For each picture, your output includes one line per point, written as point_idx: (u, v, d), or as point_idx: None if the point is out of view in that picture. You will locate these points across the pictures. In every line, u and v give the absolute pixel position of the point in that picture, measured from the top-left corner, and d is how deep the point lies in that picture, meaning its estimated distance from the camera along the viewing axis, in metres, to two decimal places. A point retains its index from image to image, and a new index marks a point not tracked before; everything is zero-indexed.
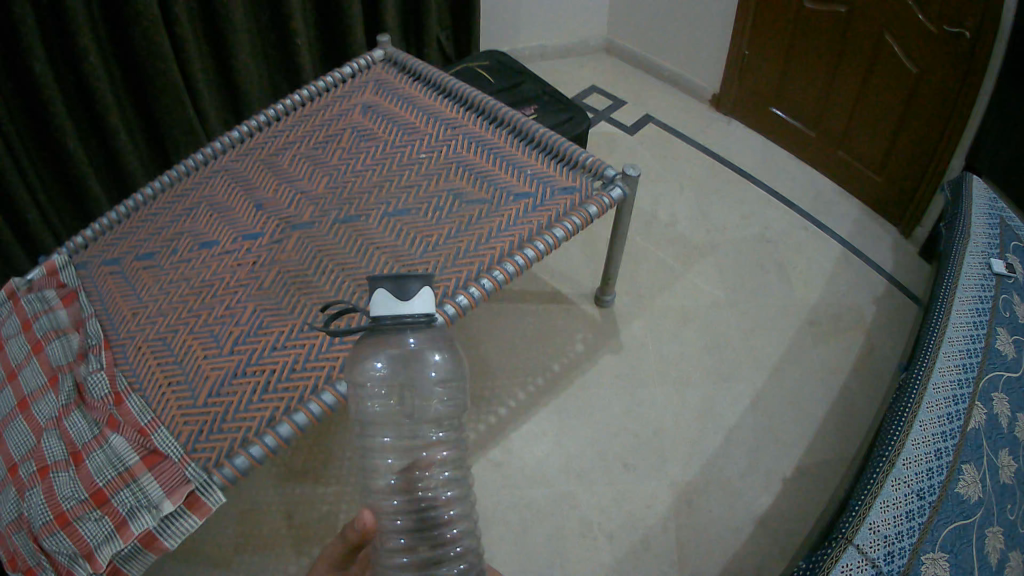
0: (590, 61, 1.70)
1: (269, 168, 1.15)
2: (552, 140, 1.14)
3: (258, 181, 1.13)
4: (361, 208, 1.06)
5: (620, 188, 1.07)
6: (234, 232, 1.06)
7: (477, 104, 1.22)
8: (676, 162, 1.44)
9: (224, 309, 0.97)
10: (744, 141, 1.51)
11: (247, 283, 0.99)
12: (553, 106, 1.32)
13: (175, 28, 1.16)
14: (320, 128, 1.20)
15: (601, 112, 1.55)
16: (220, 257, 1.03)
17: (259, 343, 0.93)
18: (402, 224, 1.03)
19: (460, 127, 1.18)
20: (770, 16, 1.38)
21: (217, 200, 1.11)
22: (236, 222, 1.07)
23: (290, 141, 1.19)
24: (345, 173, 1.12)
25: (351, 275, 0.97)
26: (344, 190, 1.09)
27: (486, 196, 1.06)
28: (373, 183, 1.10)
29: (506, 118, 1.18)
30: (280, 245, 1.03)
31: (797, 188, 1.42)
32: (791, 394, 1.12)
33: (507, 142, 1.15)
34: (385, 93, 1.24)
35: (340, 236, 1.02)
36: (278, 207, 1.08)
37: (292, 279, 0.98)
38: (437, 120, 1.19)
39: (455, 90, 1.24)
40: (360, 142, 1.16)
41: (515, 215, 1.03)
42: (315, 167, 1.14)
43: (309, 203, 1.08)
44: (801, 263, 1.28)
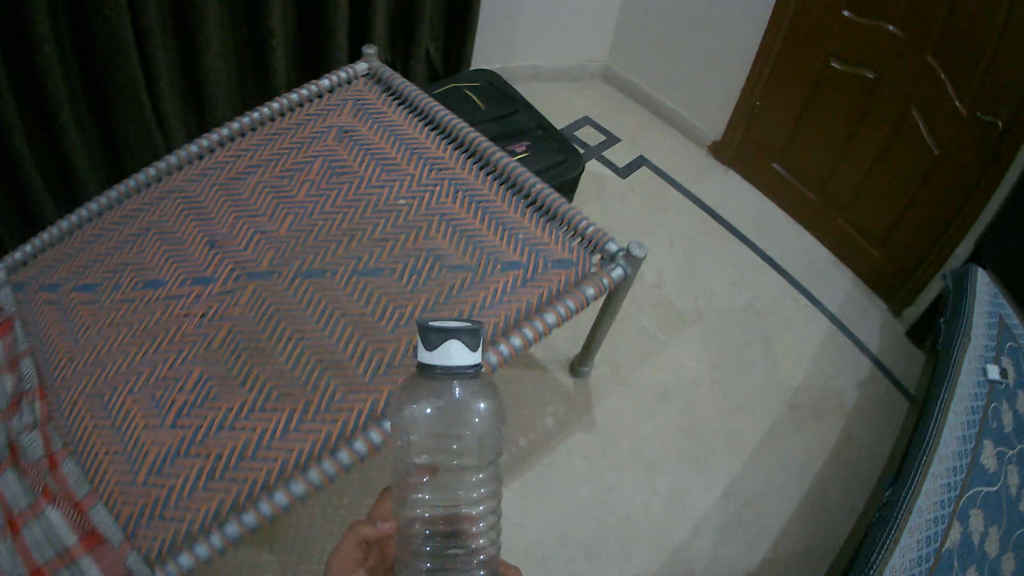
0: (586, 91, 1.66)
1: (231, 191, 1.02)
2: (550, 199, 1.04)
3: (213, 210, 0.99)
4: (328, 261, 0.94)
5: (622, 268, 0.97)
6: (182, 272, 0.93)
7: (467, 144, 1.11)
8: (666, 215, 1.41)
9: (165, 370, 0.87)
10: (737, 194, 1.48)
11: (195, 339, 0.88)
12: (545, 143, 1.25)
13: (140, 15, 1.01)
14: (289, 151, 1.07)
15: (592, 147, 1.50)
16: (165, 303, 0.91)
17: (204, 420, 0.83)
18: (373, 286, 0.92)
19: (445, 170, 1.07)
20: (791, 68, 1.32)
21: (168, 228, 0.98)
22: (187, 258, 0.95)
23: (256, 163, 1.06)
24: (310, 213, 0.99)
25: (314, 349, 0.87)
26: (310, 235, 0.97)
27: (470, 260, 0.95)
28: (341, 232, 0.98)
29: (500, 167, 1.08)
30: (231, 295, 0.91)
31: (791, 253, 1.40)
32: (765, 485, 1.08)
33: (499, 195, 1.04)
34: (367, 118, 1.12)
35: (299, 296, 0.91)
36: (232, 249, 0.95)
37: (245, 343, 0.87)
38: (420, 158, 1.08)
39: (445, 126, 1.13)
40: (332, 177, 1.04)
41: (502, 289, 0.92)
42: (277, 201, 1.00)
43: (271, 246, 0.95)
44: (787, 341, 1.25)
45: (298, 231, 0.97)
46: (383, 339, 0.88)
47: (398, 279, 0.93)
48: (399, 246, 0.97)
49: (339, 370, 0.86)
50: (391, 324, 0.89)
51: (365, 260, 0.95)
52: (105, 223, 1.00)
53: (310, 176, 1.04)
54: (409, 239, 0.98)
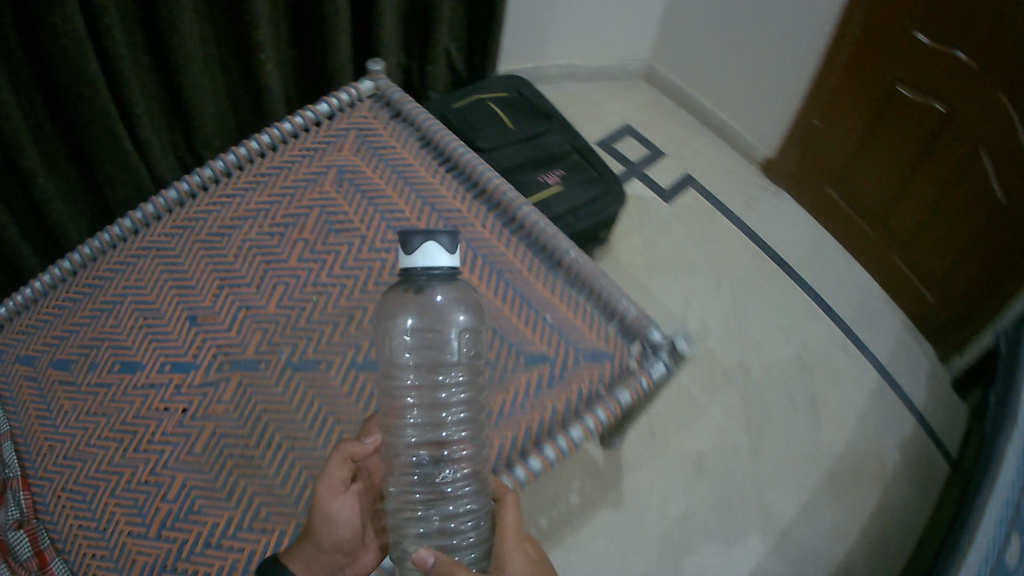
0: (636, 109, 1.72)
1: (215, 253, 0.92)
2: (585, 270, 0.90)
3: (197, 278, 0.90)
4: (322, 348, 0.84)
5: (663, 364, 0.84)
6: (160, 355, 0.85)
7: (490, 192, 0.98)
8: (714, 244, 1.43)
9: (145, 475, 0.80)
10: (785, 216, 1.50)
11: (175, 439, 0.82)
12: (578, 172, 1.17)
13: (106, 43, 0.91)
14: (279, 201, 0.96)
15: (636, 164, 1.58)
16: (145, 393, 0.84)
17: (191, 532, 0.76)
18: (371, 382, 0.82)
19: (464, 227, 0.93)
20: (853, 88, 1.28)
21: (147, 297, 0.90)
22: (168, 338, 0.86)
23: (242, 213, 0.95)
24: (304, 284, 0.88)
25: (305, 459, 0.79)
26: (299, 316, 0.86)
27: (485, 351, 0.84)
28: (340, 309, 0.86)
29: (530, 228, 0.94)
30: (213, 388, 0.83)
31: (843, 291, 1.39)
32: (794, 566, 1.04)
33: (528, 265, 0.91)
34: (375, 158, 1.00)
35: (289, 394, 0.82)
36: (215, 328, 0.86)
37: (229, 449, 0.80)
38: (431, 209, 0.95)
39: (470, 172, 1.00)
40: (332, 237, 0.92)
41: (523, 392, 0.81)
42: (265, 265, 0.90)
43: (259, 327, 0.86)
44: (831, 399, 1.23)
45: (290, 307, 0.87)
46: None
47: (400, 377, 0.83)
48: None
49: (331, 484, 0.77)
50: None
51: (364, 349, 0.84)
52: (78, 286, 0.93)
53: (308, 238, 0.92)
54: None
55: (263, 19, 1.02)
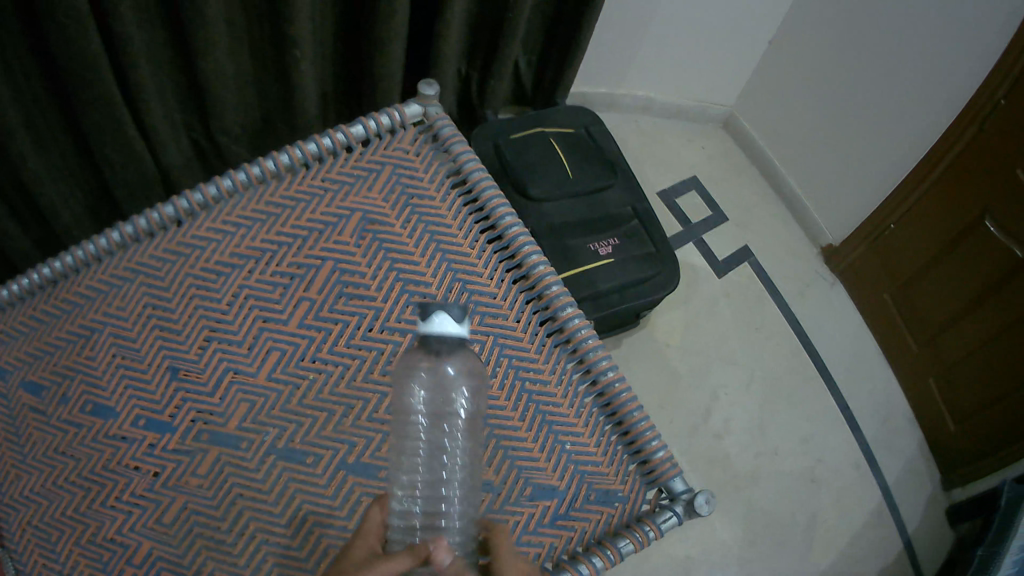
0: (707, 162, 1.96)
1: (208, 300, 0.86)
2: (620, 397, 0.88)
3: (186, 329, 0.84)
4: (310, 440, 0.79)
5: (676, 518, 0.85)
6: (135, 407, 0.81)
7: (533, 278, 0.92)
8: (762, 334, 1.72)
9: (111, 532, 0.77)
10: (827, 302, 1.79)
11: (140, 504, 0.77)
12: (637, 241, 1.26)
13: (111, 22, 0.84)
14: (289, 242, 0.89)
15: (697, 225, 1.85)
16: (116, 445, 0.80)
17: None
18: (362, 490, 0.78)
19: (495, 320, 0.88)
20: (941, 224, 1.48)
21: (129, 336, 0.85)
22: (147, 387, 0.82)
23: (245, 251, 0.89)
24: (303, 356, 0.83)
25: (277, 557, 0.75)
26: (294, 393, 0.81)
27: (489, 473, 0.81)
28: (338, 396, 0.81)
29: (570, 335, 0.90)
30: (188, 457, 0.79)
31: (868, 395, 1.67)
32: None
33: (559, 378, 0.88)
34: (414, 217, 0.92)
35: (269, 482, 0.78)
36: (198, 390, 0.81)
37: (199, 528, 0.76)
38: (461, 286, 0.89)
39: (518, 253, 0.93)
40: (344, 304, 0.86)
41: (524, 525, 0.80)
42: (262, 322, 0.84)
43: (244, 400, 0.81)
44: (831, 519, 1.53)
45: (286, 382, 0.82)
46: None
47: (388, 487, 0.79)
48: (402, 440, 0.81)
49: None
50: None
51: (358, 449, 0.80)
52: (57, 301, 0.89)
53: (319, 301, 0.86)
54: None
55: (304, 15, 0.95)
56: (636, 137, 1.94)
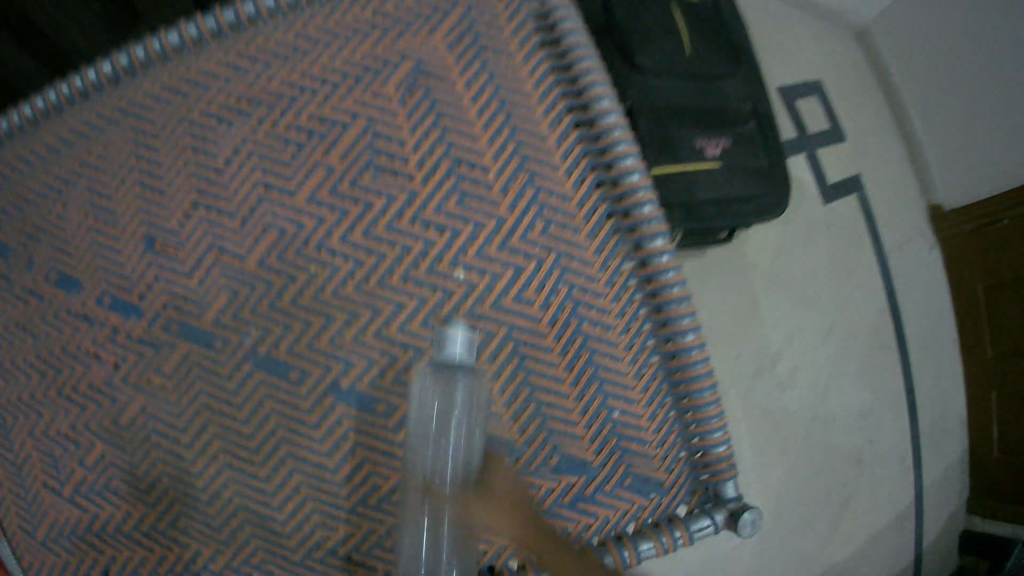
0: (836, 67, 1.65)
1: (204, 154, 0.65)
2: (696, 369, 0.70)
3: (175, 191, 0.65)
4: (303, 351, 0.62)
5: (714, 528, 0.70)
6: (104, 280, 0.66)
7: (620, 186, 0.69)
8: (850, 285, 1.53)
9: (65, 426, 0.67)
10: (920, 267, 1.61)
11: (99, 399, 0.66)
12: (752, 146, 1.12)
13: None
14: (310, 89, 0.66)
15: (812, 137, 1.57)
16: (77, 324, 0.67)
17: (105, 509, 0.66)
18: (353, 428, 0.61)
19: (562, 231, 0.67)
20: None
21: (105, 185, 0.68)
22: (115, 255, 0.66)
23: (258, 94, 0.66)
24: (307, 241, 0.62)
25: (239, 486, 0.62)
26: (295, 289, 0.62)
27: (514, 431, 0.65)
28: (344, 302, 0.62)
29: (653, 275, 0.70)
30: (152, 350, 0.64)
31: (933, 381, 1.57)
32: None
33: (626, 325, 0.69)
34: (484, 76, 0.68)
35: (240, 398, 0.62)
36: (172, 269, 0.64)
37: (157, 437, 0.64)
38: (528, 177, 0.67)
39: (609, 153, 0.69)
40: (365, 180, 0.63)
41: (538, 502, 0.65)
42: (265, 190, 0.63)
43: (226, 289, 0.63)
44: (858, 508, 1.45)
45: (279, 274, 0.62)
46: (334, 515, 0.62)
47: (385, 425, 0.62)
48: (411, 368, 0.62)
49: (261, 525, 0.62)
50: (354, 498, 0.62)
51: (355, 372, 0.62)
52: (37, 145, 0.74)
53: (340, 170, 0.64)
54: (424, 365, 0.63)
55: None
56: (758, 21, 1.59)
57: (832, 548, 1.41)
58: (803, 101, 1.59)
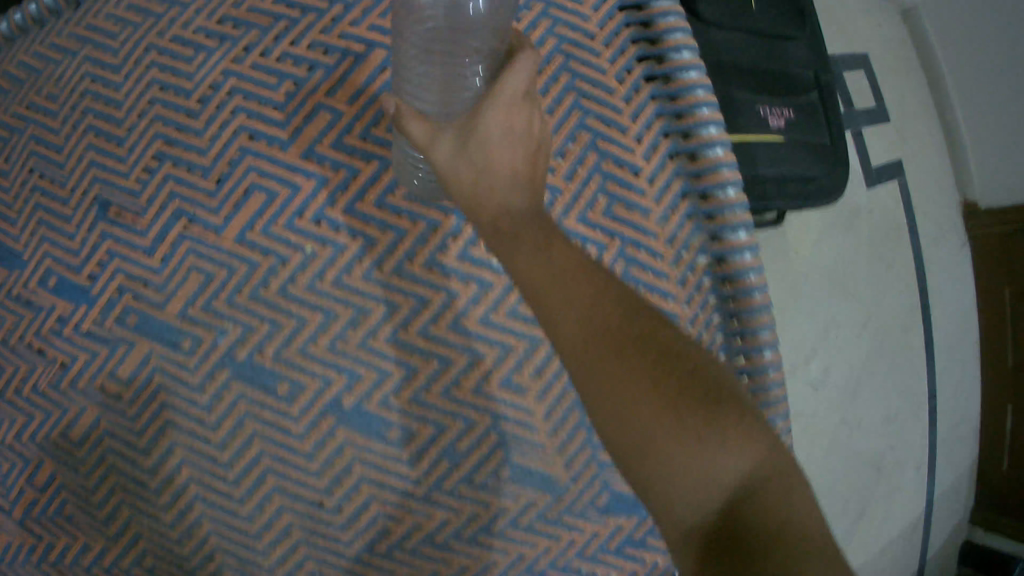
0: (881, 32, 1.32)
1: (175, 92, 0.50)
2: (771, 392, 0.62)
3: (133, 140, 0.50)
4: (292, 356, 0.47)
5: None
6: (48, 255, 0.51)
7: (700, 159, 0.60)
8: (885, 274, 1.25)
9: (8, 438, 0.52)
10: (952, 257, 1.33)
11: (40, 409, 0.51)
12: (812, 119, 0.96)
13: None
14: (315, 13, 0.51)
15: (856, 113, 1.26)
16: (20, 312, 0.52)
17: (63, 539, 0.52)
18: (358, 457, 0.47)
19: (628, 212, 0.56)
20: None
21: (51, 134, 0.53)
22: (64, 223, 0.51)
23: (246, 17, 0.51)
24: (301, 211, 0.47)
25: (217, 524, 0.48)
26: (281, 271, 0.47)
27: (558, 466, 0.51)
28: (346, 292, 0.47)
29: (732, 275, 0.60)
30: (107, 349, 0.49)
31: (955, 390, 1.33)
32: None
33: (699, 332, 0.59)
34: (538, 11, 0.57)
35: (215, 415, 0.47)
36: (128, 241, 0.49)
37: (114, 457, 0.49)
38: (589, 139, 0.56)
39: (688, 117, 0.60)
40: (381, 132, 0.49)
41: (580, 548, 0.52)
42: (249, 142, 0.48)
43: (196, 269, 0.47)
44: (873, 528, 1.23)
45: (265, 252, 0.47)
46: (332, 564, 0.49)
47: (398, 456, 0.48)
48: (436, 383, 0.48)
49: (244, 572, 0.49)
50: (359, 543, 0.48)
51: (363, 387, 0.47)
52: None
53: (349, 115, 0.49)
54: (451, 381, 0.48)
55: None
56: None
57: (846, 560, 1.18)
58: (847, 72, 1.28)
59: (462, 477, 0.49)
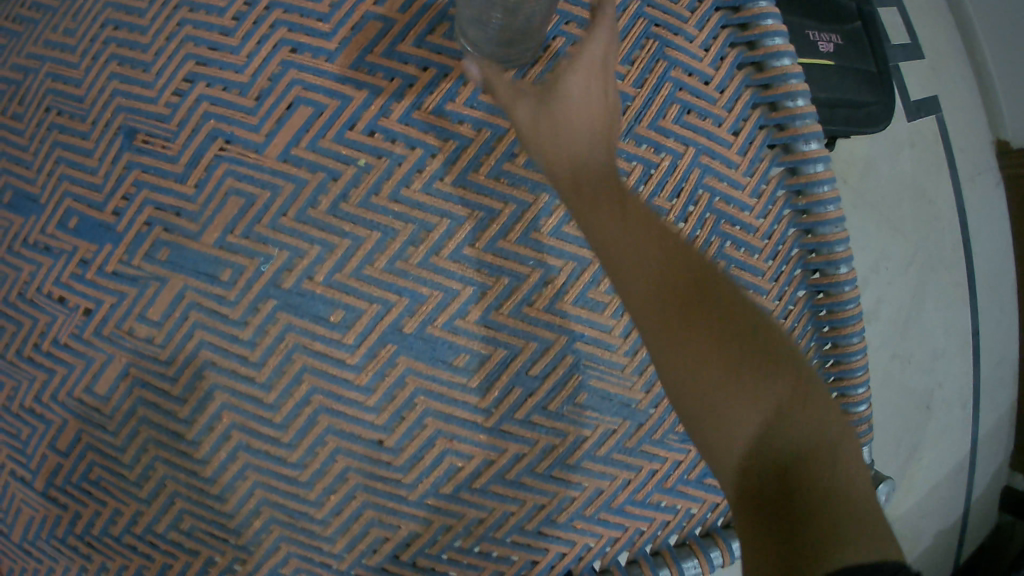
0: None
1: (206, 8, 0.47)
2: (847, 311, 0.59)
3: (160, 61, 0.47)
4: (347, 282, 0.43)
5: None
6: (67, 192, 0.47)
7: (770, 70, 0.55)
8: (930, 205, 1.17)
9: (32, 400, 0.48)
10: (992, 189, 1.24)
11: (61, 365, 0.46)
12: (859, 46, 0.89)
13: None
14: None
15: (893, 50, 1.18)
16: (37, 261, 0.47)
17: (87, 510, 0.48)
18: (424, 391, 0.44)
19: (701, 120, 0.52)
20: None
21: (71, 62, 0.49)
22: (85, 158, 0.47)
23: None
24: (352, 122, 0.44)
25: (263, 475, 0.44)
26: (333, 192, 0.43)
27: (638, 390, 0.50)
28: (407, 211, 0.44)
29: (805, 188, 0.56)
30: (135, 290, 0.44)
31: (999, 332, 1.24)
32: None
33: (774, 247, 0.55)
34: None
35: (260, 351, 0.43)
36: (158, 169, 0.45)
37: (146, 410, 0.45)
38: (657, 46, 0.51)
39: (753, 27, 0.56)
40: (437, 39, 0.47)
41: (660, 480, 0.52)
42: (293, 57, 0.45)
43: (235, 193, 0.43)
44: (925, 464, 1.15)
45: (312, 168, 0.43)
46: (392, 509, 0.45)
47: (465, 385, 0.45)
48: (507, 302, 0.46)
49: (295, 527, 0.45)
50: (423, 487, 0.45)
51: (427, 311, 0.44)
52: None
53: (402, 24, 0.47)
54: (523, 299, 0.46)
55: None
56: None
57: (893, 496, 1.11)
58: (880, 10, 1.20)
59: (536, 406, 0.47)
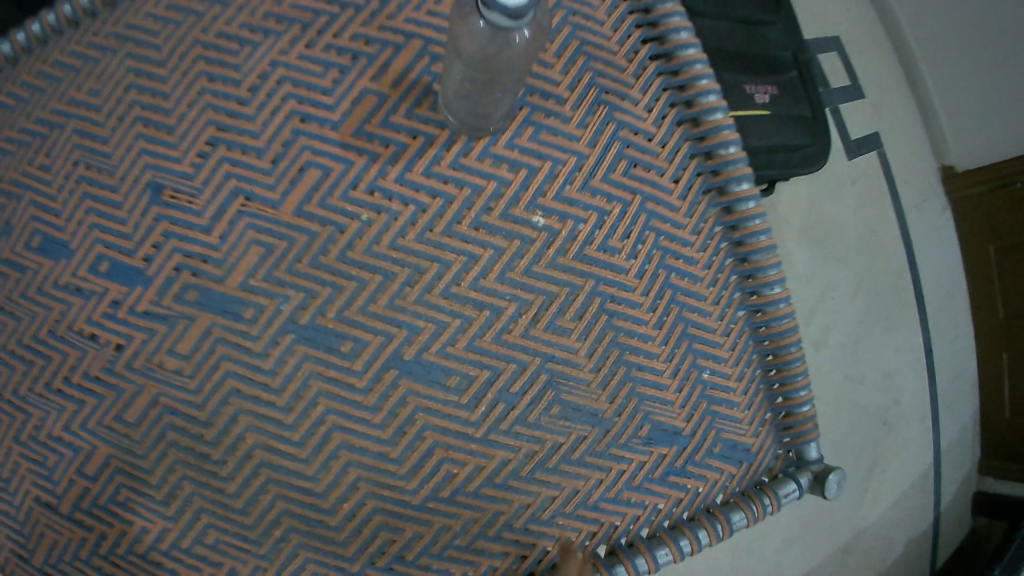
0: (847, 20, 1.35)
1: (222, 81, 0.55)
2: (782, 325, 0.67)
3: (184, 127, 0.54)
4: (354, 318, 0.51)
5: (800, 492, 0.70)
6: (99, 242, 0.54)
7: (704, 124, 0.65)
8: (875, 236, 1.28)
9: (67, 427, 0.54)
10: (938, 215, 1.34)
11: (95, 394, 0.53)
12: (794, 93, 0.99)
13: None
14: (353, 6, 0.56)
15: (833, 95, 1.29)
16: (70, 301, 0.54)
17: (116, 528, 0.54)
18: (422, 408, 0.52)
19: (647, 172, 0.61)
20: None
21: (97, 127, 0.57)
22: (115, 211, 0.54)
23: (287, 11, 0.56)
24: (354, 182, 0.52)
25: (283, 488, 0.52)
26: (340, 241, 0.51)
27: (603, 401, 0.58)
28: (403, 255, 0.52)
29: (739, 223, 0.66)
30: (165, 327, 0.52)
31: (953, 347, 1.33)
32: None
33: (713, 276, 0.64)
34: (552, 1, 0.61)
35: (280, 378, 0.51)
36: (186, 222, 0.52)
37: (174, 434, 0.52)
38: (607, 111, 0.60)
39: (690, 87, 0.65)
40: (424, 111, 0.55)
41: (628, 479, 0.60)
42: (302, 125, 0.53)
43: (256, 243, 0.51)
44: (885, 475, 1.24)
45: (322, 222, 0.51)
46: (397, 512, 0.53)
47: (457, 402, 0.53)
48: (489, 330, 0.54)
49: (311, 533, 0.52)
50: (423, 493, 0.53)
51: (422, 340, 0.52)
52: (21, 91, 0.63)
53: (394, 96, 0.54)
54: (501, 328, 0.54)
55: None
56: None
57: (854, 505, 1.21)
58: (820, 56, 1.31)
59: (517, 418, 0.55)
